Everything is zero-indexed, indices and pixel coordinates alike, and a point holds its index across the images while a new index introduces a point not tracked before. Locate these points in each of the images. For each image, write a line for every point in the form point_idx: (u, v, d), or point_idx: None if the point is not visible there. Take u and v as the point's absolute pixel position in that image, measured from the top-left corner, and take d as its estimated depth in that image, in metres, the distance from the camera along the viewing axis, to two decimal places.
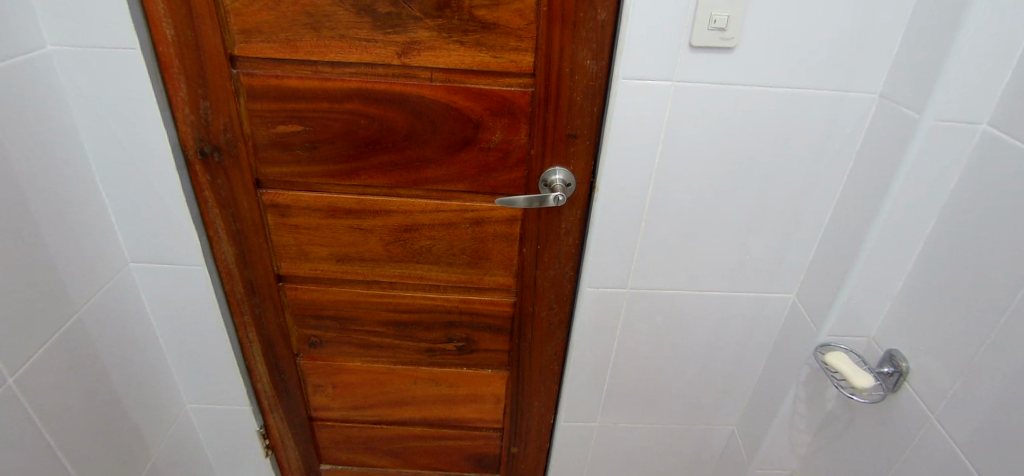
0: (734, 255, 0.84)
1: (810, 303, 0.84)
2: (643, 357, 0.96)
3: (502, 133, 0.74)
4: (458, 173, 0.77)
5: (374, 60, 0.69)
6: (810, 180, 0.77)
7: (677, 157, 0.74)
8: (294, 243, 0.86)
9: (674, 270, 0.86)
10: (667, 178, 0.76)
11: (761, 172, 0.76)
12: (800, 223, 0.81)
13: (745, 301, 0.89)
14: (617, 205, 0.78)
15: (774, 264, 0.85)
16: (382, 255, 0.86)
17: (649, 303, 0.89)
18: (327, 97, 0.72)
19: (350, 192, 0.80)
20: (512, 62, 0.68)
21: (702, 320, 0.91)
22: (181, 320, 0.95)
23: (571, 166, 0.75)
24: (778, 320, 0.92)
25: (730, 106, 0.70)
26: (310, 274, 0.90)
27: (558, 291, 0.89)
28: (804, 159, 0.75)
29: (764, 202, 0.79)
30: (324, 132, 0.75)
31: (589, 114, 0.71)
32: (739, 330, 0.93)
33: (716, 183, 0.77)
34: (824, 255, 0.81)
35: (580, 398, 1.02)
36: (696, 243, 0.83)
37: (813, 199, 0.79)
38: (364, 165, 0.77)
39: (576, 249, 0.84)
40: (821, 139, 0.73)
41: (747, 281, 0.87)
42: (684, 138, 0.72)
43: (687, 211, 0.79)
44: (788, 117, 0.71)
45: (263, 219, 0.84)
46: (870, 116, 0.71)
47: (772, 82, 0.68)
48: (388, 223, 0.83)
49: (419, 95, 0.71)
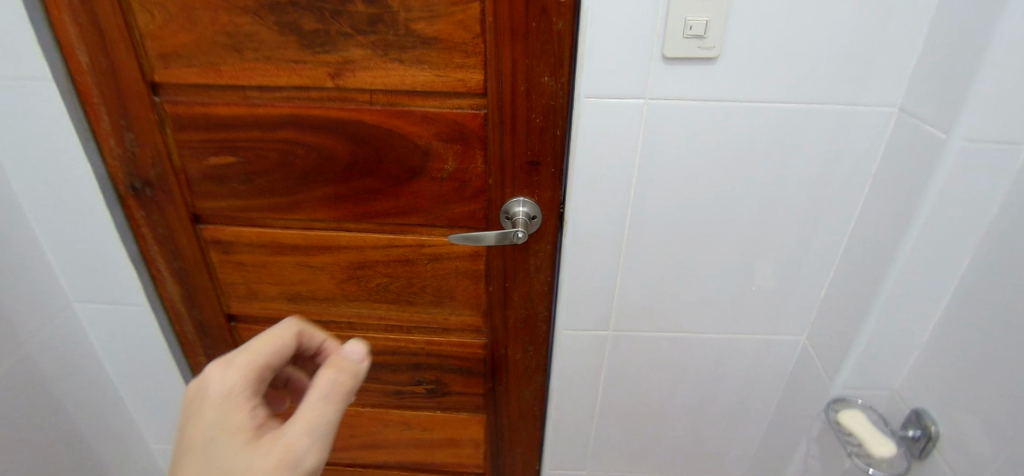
0: (731, 292, 0.73)
1: (821, 348, 0.73)
2: (633, 404, 0.86)
3: (455, 162, 0.65)
4: (410, 205, 0.69)
5: (304, 82, 0.61)
6: (818, 209, 0.65)
7: (657, 185, 0.64)
8: (241, 281, 0.80)
9: (663, 310, 0.75)
10: (647, 209, 0.66)
11: (759, 200, 0.65)
12: (808, 257, 0.70)
13: (747, 343, 0.78)
14: (591, 240, 0.69)
15: (780, 302, 0.74)
16: (336, 293, 0.79)
17: (636, 346, 0.78)
18: (256, 125, 0.64)
19: (294, 226, 0.73)
20: (459, 81, 0.59)
21: (698, 364, 0.80)
22: (135, 363, 0.89)
23: (536, 197, 0.66)
24: (786, 364, 0.80)
25: (718, 126, 0.59)
26: (263, 313, 0.83)
27: (532, 333, 0.79)
28: (809, 185, 0.64)
29: (762, 234, 0.68)
30: (259, 163, 0.67)
31: (553, 138, 0.61)
32: (742, 375, 0.81)
33: (706, 213, 0.66)
34: (836, 294, 0.70)
35: (565, 446, 0.92)
36: (686, 279, 0.72)
37: (824, 230, 0.67)
38: (306, 198, 0.69)
39: (549, 287, 0.74)
40: (829, 161, 0.61)
41: (747, 321, 0.76)
42: (664, 163, 0.62)
43: (674, 245, 0.69)
44: (788, 136, 0.60)
45: (205, 255, 0.77)
46: (889, 134, 0.59)
47: (767, 96, 0.57)
48: (338, 260, 0.75)
49: (360, 121, 0.63)
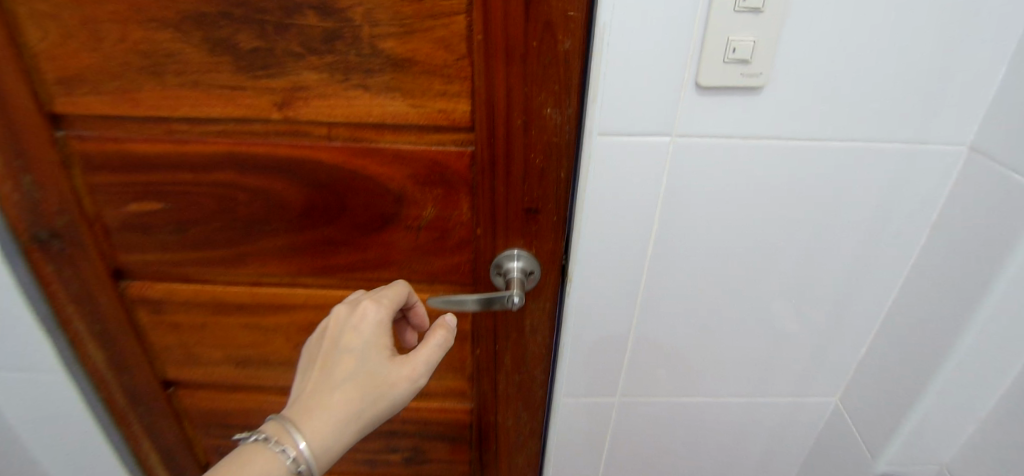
0: (759, 351, 0.63)
1: (859, 415, 0.63)
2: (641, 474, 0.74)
3: (435, 208, 0.53)
4: (380, 259, 0.57)
5: (243, 113, 0.49)
6: (866, 259, 0.56)
7: (678, 237, 0.53)
8: (179, 344, 0.67)
9: (679, 373, 0.64)
10: (666, 263, 0.55)
11: (797, 250, 0.55)
12: (850, 313, 0.60)
13: (774, 406, 0.68)
14: (599, 299, 0.57)
15: (814, 362, 0.64)
16: (293, 357, 0.66)
17: (648, 413, 0.68)
18: (186, 165, 0.52)
19: (241, 282, 0.60)
20: (440, 112, 0.47)
21: (716, 431, 0.70)
22: (57, 440, 0.73)
23: (534, 250, 0.54)
24: (815, 428, 0.70)
25: (758, 167, 0.49)
26: (208, 379, 0.70)
27: (527, 399, 0.67)
28: (857, 233, 0.54)
29: (800, 287, 0.58)
30: (192, 212, 0.55)
31: (556, 182, 0.50)
32: (765, 439, 0.71)
33: (734, 266, 0.56)
34: (880, 355, 0.60)
35: None
36: (708, 339, 0.62)
37: (870, 283, 0.57)
38: (252, 251, 0.57)
39: (548, 349, 0.63)
40: (882, 207, 0.52)
41: (775, 383, 0.66)
42: (688, 211, 0.51)
43: (695, 301, 0.58)
44: (836, 178, 0.50)
45: (133, 315, 0.65)
46: (957, 177, 0.50)
47: (815, 133, 0.47)
48: (295, 320, 0.63)
49: (315, 160, 0.51)
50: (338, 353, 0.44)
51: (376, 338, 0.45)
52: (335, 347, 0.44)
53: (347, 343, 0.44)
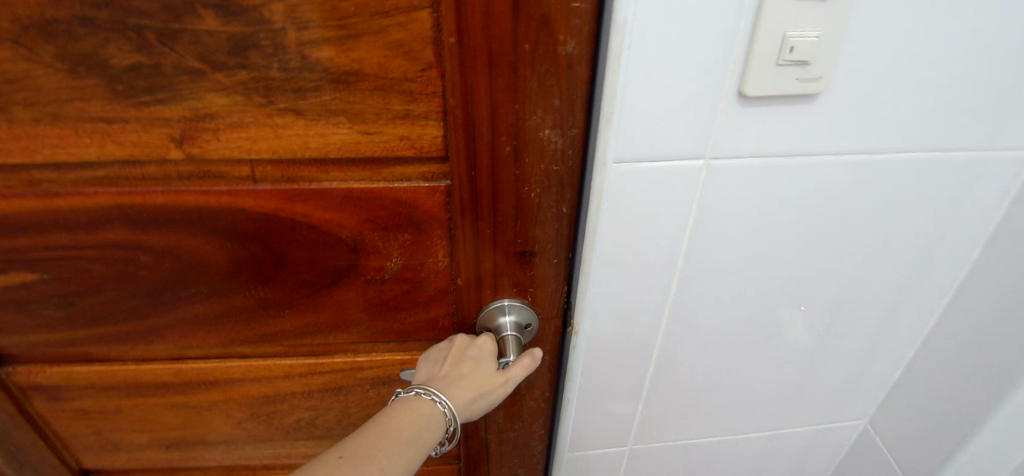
0: (785, 394, 0.54)
1: (897, 451, 0.54)
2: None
3: (403, 257, 0.42)
4: (335, 321, 0.45)
5: (131, 153, 0.36)
6: (911, 288, 0.47)
7: (701, 277, 0.43)
8: (90, 432, 0.54)
9: (692, 418, 0.55)
10: (682, 309, 0.45)
11: (835, 283, 0.46)
12: (882, 345, 0.51)
13: (795, 439, 0.59)
14: (607, 350, 0.47)
15: (842, 399, 0.56)
16: (237, 433, 0.55)
17: (660, 460, 0.59)
18: (60, 224, 0.39)
19: (159, 358, 0.48)
20: (404, 139, 0.36)
21: (731, 472, 0.62)
22: None
23: (529, 299, 0.43)
24: (835, 462, 0.63)
25: (801, 187, 0.39)
26: (133, 465, 0.58)
27: (524, 458, 0.57)
28: (902, 260, 0.45)
29: (833, 325, 0.49)
30: (80, 281, 0.42)
31: (555, 219, 0.39)
32: (784, 472, 0.63)
33: (765, 303, 0.46)
34: (915, 389, 0.52)
35: None
36: (729, 382, 0.52)
37: (909, 313, 0.49)
38: (168, 322, 0.44)
39: (547, 406, 0.52)
40: (936, 224, 0.43)
41: (798, 418, 0.57)
42: (711, 246, 0.41)
43: (713, 343, 0.48)
44: (889, 196, 0.41)
45: (24, 407, 0.51)
46: (1017, 189, 0.41)
47: (869, 146, 0.38)
48: (232, 396, 0.51)
49: (237, 209, 0.38)
50: (456, 366, 0.41)
51: (494, 355, 0.42)
52: (455, 361, 0.41)
53: (467, 356, 0.42)
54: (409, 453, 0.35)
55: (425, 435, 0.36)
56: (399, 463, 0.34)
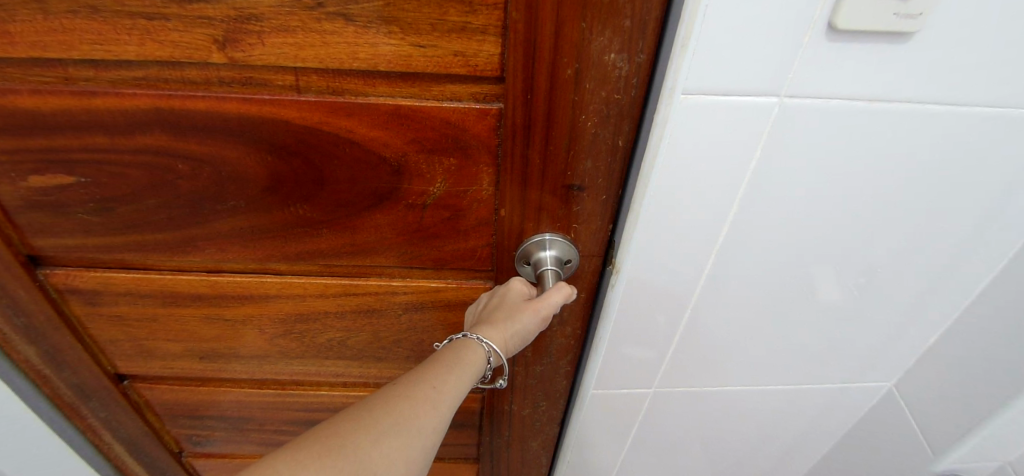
0: (811, 350, 0.54)
1: (921, 407, 0.56)
2: (658, 459, 0.69)
3: (447, 184, 0.41)
4: (372, 242, 0.45)
5: (171, 54, 0.34)
6: (963, 251, 0.45)
7: (750, 226, 0.42)
8: (127, 338, 0.56)
9: (719, 366, 0.56)
10: (726, 257, 0.44)
11: (885, 241, 0.44)
12: (922, 309, 0.50)
13: (817, 394, 0.60)
14: (646, 295, 0.47)
15: (869, 359, 0.56)
16: (268, 349, 0.56)
17: (679, 403, 0.60)
18: (98, 126, 0.38)
19: (196, 270, 0.48)
20: (458, 56, 0.33)
21: (747, 419, 0.63)
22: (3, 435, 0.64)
23: (572, 234, 0.43)
24: (851, 419, 0.64)
25: (871, 137, 0.37)
26: (166, 373, 0.60)
27: (546, 389, 0.60)
28: (963, 222, 0.43)
29: (872, 284, 0.48)
30: (118, 186, 0.41)
31: (609, 151, 0.37)
32: (800, 424, 0.65)
33: (809, 258, 0.45)
34: (950, 352, 0.52)
35: None
36: (760, 334, 0.52)
37: (957, 277, 0.47)
38: (206, 235, 0.44)
39: (577, 341, 0.54)
40: (1007, 187, 0.41)
41: (822, 374, 0.58)
42: (767, 194, 0.40)
43: (751, 294, 0.48)
44: (963, 153, 0.39)
45: (62, 310, 0.52)
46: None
47: (958, 96, 0.35)
48: (265, 312, 0.52)
49: (282, 121, 0.37)
50: (489, 308, 0.45)
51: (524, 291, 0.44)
52: (490, 304, 0.45)
53: (497, 296, 0.45)
54: (460, 373, 0.39)
55: (466, 357, 0.40)
56: (452, 381, 0.38)
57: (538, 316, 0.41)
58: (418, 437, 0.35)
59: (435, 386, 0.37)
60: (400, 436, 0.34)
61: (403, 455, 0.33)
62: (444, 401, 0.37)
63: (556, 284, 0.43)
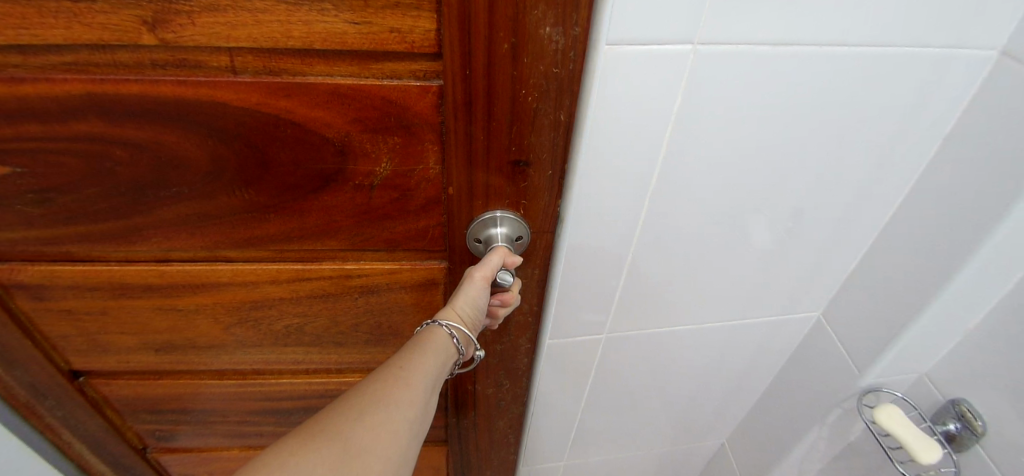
0: (747, 287, 0.60)
1: (845, 331, 0.63)
2: (620, 400, 0.75)
3: (392, 163, 0.41)
4: (323, 226, 0.46)
5: (98, 37, 0.33)
6: (868, 185, 0.51)
7: (680, 173, 0.46)
8: (80, 333, 0.55)
9: (665, 308, 0.60)
10: (661, 204, 0.48)
11: (801, 180, 0.49)
12: (839, 241, 0.56)
13: (756, 328, 0.67)
14: (590, 244, 0.50)
15: (798, 292, 0.62)
16: (226, 338, 0.57)
17: (632, 346, 0.65)
18: (30, 113, 0.36)
19: (143, 260, 0.48)
20: (394, 34, 0.33)
21: (697, 356, 0.69)
22: None
23: (523, 211, 0.44)
24: (788, 347, 0.71)
25: (779, 83, 0.41)
26: (125, 367, 0.60)
27: (508, 366, 0.64)
28: (865, 158, 0.48)
29: (795, 222, 0.53)
30: (55, 176, 0.40)
31: (551, 126, 0.38)
32: (743, 357, 0.71)
33: (735, 199, 0.49)
34: (870, 282, 0.58)
35: (544, 443, 0.81)
36: (698, 275, 0.57)
37: (866, 208, 0.53)
38: (152, 224, 0.44)
39: (534, 318, 0.56)
40: (901, 123, 0.46)
41: (758, 310, 0.64)
42: (692, 141, 0.43)
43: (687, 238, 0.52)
44: (860, 94, 0.43)
45: (8, 307, 0.51)
46: (978, 87, 0.44)
47: (852, 40, 0.39)
48: (220, 300, 0.52)
49: (219, 103, 0.37)
50: None
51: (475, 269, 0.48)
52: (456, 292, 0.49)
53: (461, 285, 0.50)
54: (423, 352, 0.43)
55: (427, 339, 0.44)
56: (418, 362, 0.42)
57: (476, 280, 0.44)
58: (396, 409, 0.38)
59: (401, 367, 0.41)
60: (378, 411, 0.38)
61: (385, 425, 0.37)
62: (413, 377, 0.41)
63: (494, 246, 0.45)
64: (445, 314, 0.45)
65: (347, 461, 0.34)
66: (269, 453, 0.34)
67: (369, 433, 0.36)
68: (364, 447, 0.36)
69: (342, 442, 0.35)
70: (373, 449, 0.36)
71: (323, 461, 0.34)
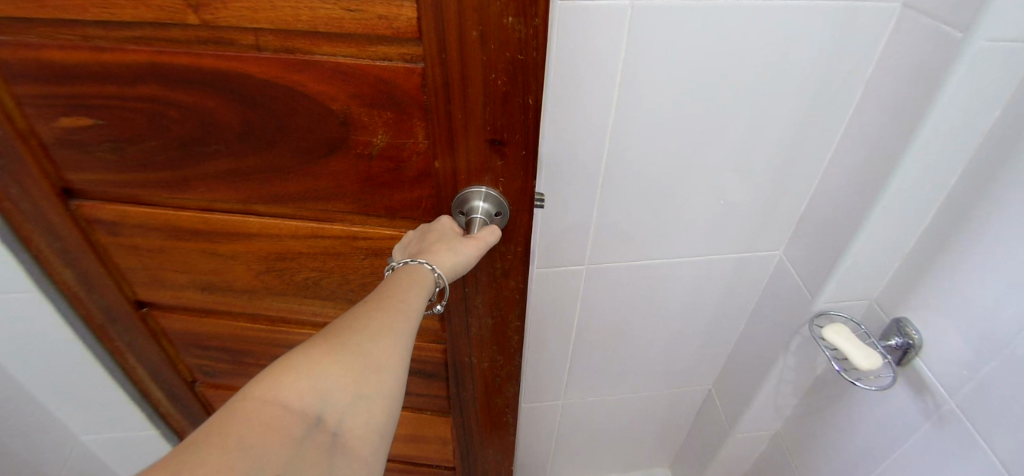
0: (713, 222, 0.72)
1: (801, 265, 0.72)
2: (611, 336, 0.88)
3: (387, 135, 0.47)
4: (332, 189, 0.53)
5: (155, 17, 0.41)
6: (803, 124, 0.62)
7: (639, 107, 0.58)
8: (144, 268, 0.66)
9: (638, 230, 0.72)
10: (621, 134, 0.60)
11: (741, 116, 0.60)
12: (787, 177, 0.67)
13: (725, 261, 0.78)
14: (568, 171, 0.63)
15: (758, 225, 0.73)
16: (257, 285, 0.66)
17: (613, 271, 0.76)
18: (109, 77, 0.45)
19: (192, 208, 0.57)
20: (383, 20, 0.39)
21: (675, 285, 0.81)
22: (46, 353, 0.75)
23: (501, 187, 0.48)
24: (757, 284, 0.82)
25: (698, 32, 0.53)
26: (177, 302, 0.71)
27: (501, 342, 0.68)
28: (796, 97, 0.59)
29: (744, 153, 0.64)
30: (127, 129, 0.49)
31: (521, 110, 0.42)
32: (717, 291, 0.83)
33: (684, 133, 0.61)
34: (810, 220, 0.70)
35: (543, 372, 0.93)
36: (665, 201, 0.68)
37: (806, 147, 0.64)
38: (198, 176, 0.53)
39: (520, 294, 0.60)
40: (823, 69, 0.57)
41: (724, 240, 0.75)
42: (648, 81, 0.56)
43: (648, 167, 0.64)
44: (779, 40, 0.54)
45: (91, 240, 0.62)
46: (887, 35, 0.54)
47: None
48: (251, 250, 0.61)
49: (247, 75, 0.44)
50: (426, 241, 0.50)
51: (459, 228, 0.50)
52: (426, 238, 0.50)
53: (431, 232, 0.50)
54: (419, 288, 0.45)
55: (417, 279, 0.45)
56: (415, 296, 0.44)
57: (475, 248, 0.48)
58: (400, 337, 0.41)
59: (400, 300, 0.43)
60: (386, 337, 0.40)
61: (393, 350, 0.40)
62: (411, 310, 0.44)
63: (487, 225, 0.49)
64: (439, 262, 0.46)
65: (364, 379, 0.38)
66: (279, 362, 0.37)
67: (381, 355, 0.39)
68: (378, 368, 0.39)
69: (359, 362, 0.38)
70: (386, 369, 0.39)
71: (343, 379, 0.37)
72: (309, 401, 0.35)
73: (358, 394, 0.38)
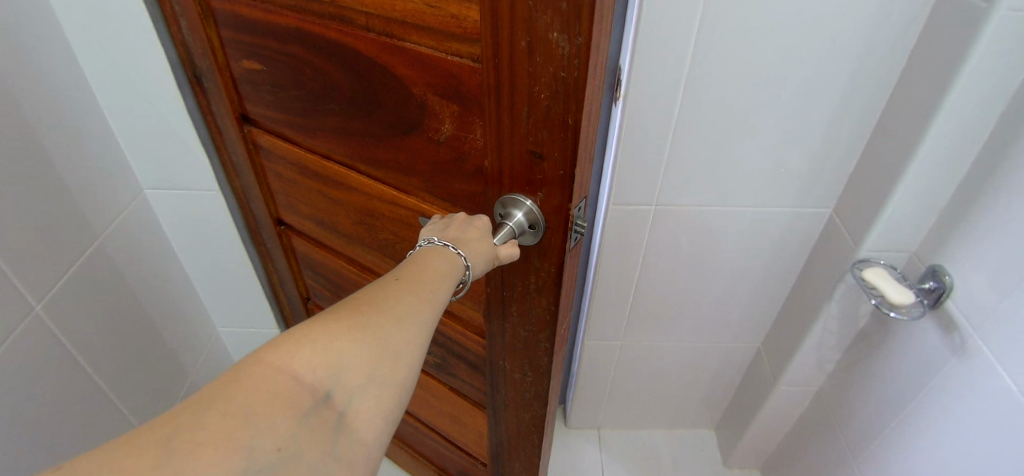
0: (767, 181, 0.82)
1: (845, 219, 0.81)
2: (668, 287, 0.99)
3: (452, 126, 0.50)
4: (409, 164, 0.58)
5: None
6: (851, 92, 0.71)
7: (712, 71, 0.70)
8: (283, 191, 0.81)
9: (704, 181, 0.83)
10: (694, 92, 0.72)
11: (800, 81, 0.70)
12: (834, 141, 0.77)
13: (778, 220, 0.87)
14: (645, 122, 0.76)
15: (809, 187, 0.82)
16: (354, 233, 0.76)
17: (675, 221, 0.88)
18: (272, 33, 0.57)
19: (316, 152, 0.69)
20: (452, 17, 0.41)
21: (730, 240, 0.90)
22: (209, 247, 0.97)
23: (538, 200, 0.47)
24: (805, 247, 0.90)
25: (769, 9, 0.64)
26: (301, 227, 0.86)
27: (531, 358, 0.67)
28: (846, 66, 0.68)
29: (800, 117, 0.74)
30: (281, 77, 0.62)
31: (561, 128, 0.41)
32: (767, 251, 0.92)
33: (752, 96, 0.72)
34: (862, 192, 0.77)
35: (604, 317, 1.06)
36: (729, 155, 0.79)
37: (853, 113, 0.73)
38: (320, 127, 0.63)
39: (550, 314, 0.58)
40: (869, 44, 0.66)
41: (776, 199, 0.84)
42: (724, 47, 0.68)
43: (718, 124, 0.76)
44: (836, 16, 0.64)
45: (253, 160, 0.79)
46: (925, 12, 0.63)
47: None
48: (350, 202, 0.71)
49: (356, 49, 0.51)
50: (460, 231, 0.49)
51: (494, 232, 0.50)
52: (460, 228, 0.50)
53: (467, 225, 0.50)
54: (447, 284, 0.44)
55: (448, 270, 0.45)
56: (442, 291, 0.44)
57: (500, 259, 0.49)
58: (421, 326, 0.40)
59: (431, 293, 0.43)
60: (409, 324, 0.40)
61: (413, 338, 0.39)
62: (436, 303, 0.43)
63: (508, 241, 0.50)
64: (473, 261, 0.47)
65: (380, 362, 0.37)
66: (297, 329, 0.36)
67: (400, 341, 0.38)
68: (395, 354, 0.38)
69: (378, 345, 0.37)
70: (403, 359, 0.38)
71: (360, 357, 0.36)
72: (322, 377, 0.34)
73: (372, 378, 0.36)
